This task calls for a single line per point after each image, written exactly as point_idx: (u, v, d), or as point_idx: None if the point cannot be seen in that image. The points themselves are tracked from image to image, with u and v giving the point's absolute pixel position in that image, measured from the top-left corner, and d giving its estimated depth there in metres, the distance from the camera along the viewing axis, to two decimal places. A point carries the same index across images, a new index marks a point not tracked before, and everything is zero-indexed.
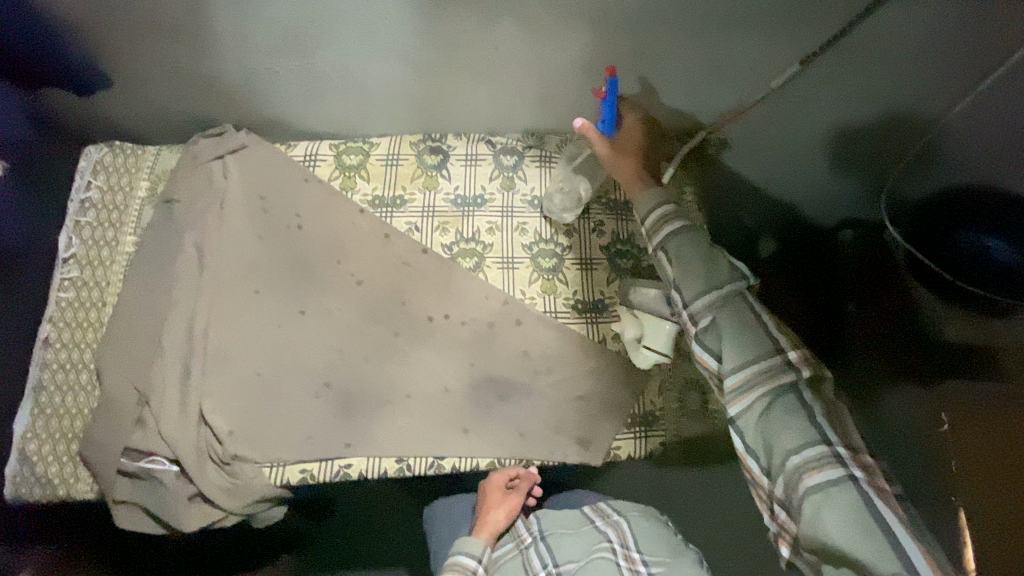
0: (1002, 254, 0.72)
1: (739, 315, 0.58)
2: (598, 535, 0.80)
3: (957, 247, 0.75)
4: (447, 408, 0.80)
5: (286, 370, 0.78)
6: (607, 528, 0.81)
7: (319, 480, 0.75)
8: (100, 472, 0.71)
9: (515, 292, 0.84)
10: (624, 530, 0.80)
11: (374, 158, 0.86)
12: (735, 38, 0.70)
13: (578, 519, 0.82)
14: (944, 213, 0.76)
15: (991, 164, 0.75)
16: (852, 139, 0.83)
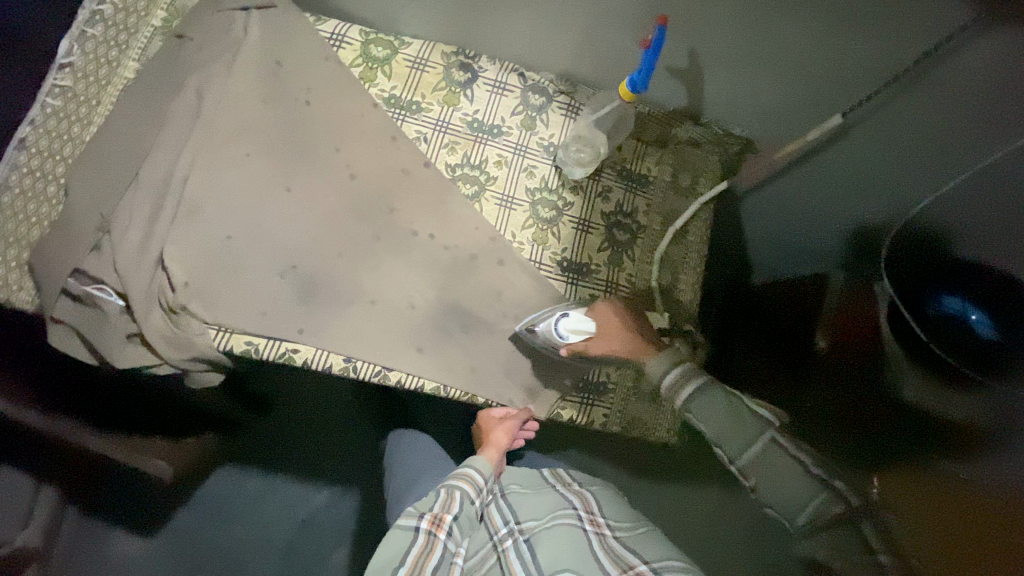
0: (985, 331, 0.54)
1: (734, 418, 0.70)
2: (559, 498, 0.74)
3: (937, 314, 0.58)
4: (407, 324, 0.79)
5: (258, 241, 0.76)
6: (569, 494, 0.76)
7: (264, 357, 0.74)
8: (45, 286, 0.70)
9: (506, 232, 0.83)
10: (588, 498, 0.75)
11: (401, 57, 0.83)
12: (787, 25, 0.68)
13: (539, 481, 0.79)
14: (924, 269, 0.59)
15: (993, 227, 0.55)
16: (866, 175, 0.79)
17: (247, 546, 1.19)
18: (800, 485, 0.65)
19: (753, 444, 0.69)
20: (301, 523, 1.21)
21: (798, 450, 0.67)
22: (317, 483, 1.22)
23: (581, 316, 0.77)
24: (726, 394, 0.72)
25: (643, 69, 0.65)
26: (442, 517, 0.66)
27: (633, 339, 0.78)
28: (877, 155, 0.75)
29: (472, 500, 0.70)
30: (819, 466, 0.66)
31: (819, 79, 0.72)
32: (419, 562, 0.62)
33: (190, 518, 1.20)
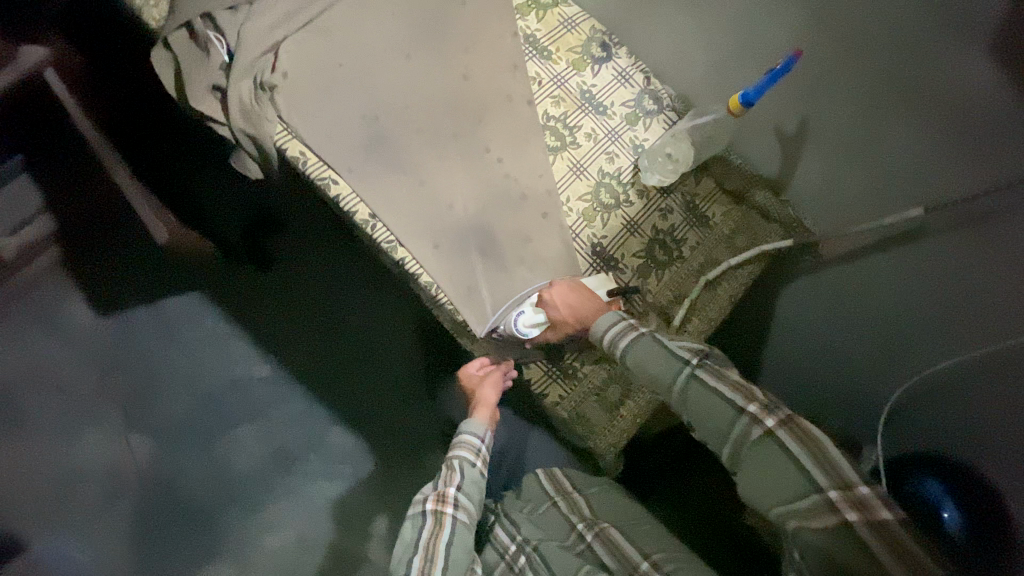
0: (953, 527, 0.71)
1: (651, 353, 0.69)
2: (558, 510, 0.78)
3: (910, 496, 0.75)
4: (436, 217, 0.81)
5: (358, 82, 0.82)
6: (567, 506, 0.78)
7: (307, 174, 0.79)
8: (179, 16, 0.79)
9: (563, 193, 0.86)
10: (584, 503, 0.78)
11: (557, 11, 0.90)
12: (896, 124, 0.68)
13: (534, 488, 0.82)
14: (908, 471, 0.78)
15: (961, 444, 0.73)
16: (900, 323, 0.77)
17: (176, 372, 1.29)
18: (723, 416, 0.62)
19: (717, 422, 0.63)
20: (231, 381, 1.29)
21: (718, 379, 0.64)
22: (265, 352, 1.30)
23: (535, 309, 0.80)
24: (664, 344, 0.69)
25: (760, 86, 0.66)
26: (446, 494, 0.71)
27: (557, 309, 0.79)
28: (913, 294, 0.74)
29: (474, 463, 0.76)
30: (772, 418, 0.60)
31: (903, 198, 0.71)
32: (433, 540, 0.67)
33: (145, 320, 1.30)
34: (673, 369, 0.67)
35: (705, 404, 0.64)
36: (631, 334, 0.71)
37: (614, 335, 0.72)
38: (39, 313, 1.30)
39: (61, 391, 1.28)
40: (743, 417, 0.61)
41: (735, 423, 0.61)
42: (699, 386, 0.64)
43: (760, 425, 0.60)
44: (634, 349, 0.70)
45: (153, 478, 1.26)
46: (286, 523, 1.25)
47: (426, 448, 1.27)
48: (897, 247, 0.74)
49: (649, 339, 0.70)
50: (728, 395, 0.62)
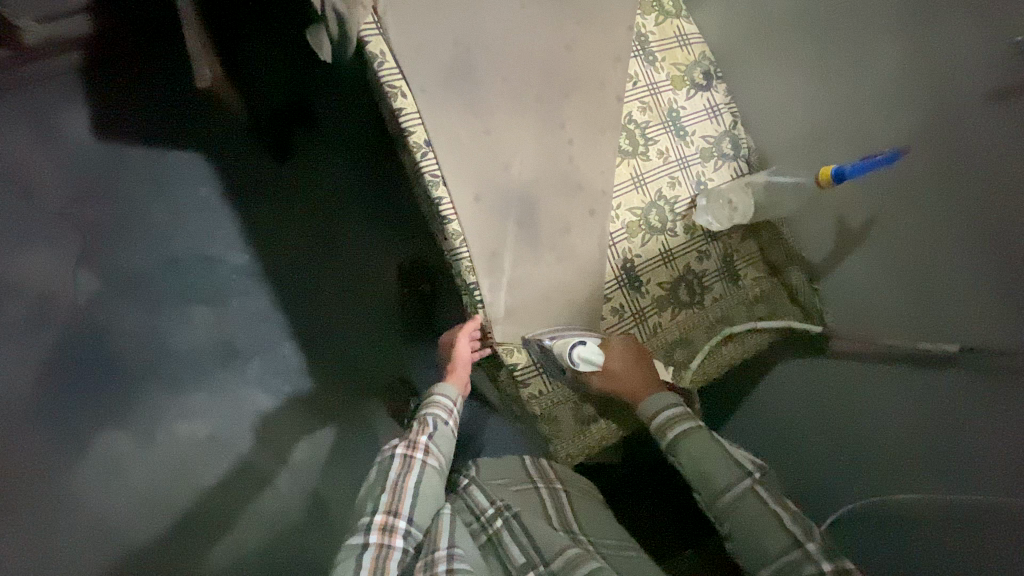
0: None
1: (709, 452, 0.73)
2: (539, 495, 0.77)
3: None
4: (488, 171, 0.78)
5: (464, 9, 0.78)
6: (549, 497, 0.77)
7: (378, 75, 0.75)
8: None
9: (616, 198, 0.83)
10: (565, 505, 0.76)
11: (677, 23, 0.88)
12: (948, 256, 0.66)
13: (516, 472, 0.81)
14: None
15: None
16: (874, 445, 0.76)
17: (150, 225, 1.21)
18: (777, 540, 0.65)
19: (767, 543, 0.65)
20: (203, 257, 1.22)
21: (777, 504, 0.68)
22: (248, 242, 1.23)
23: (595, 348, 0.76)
24: (724, 449, 0.73)
25: (863, 166, 0.65)
26: (417, 440, 0.72)
27: (615, 363, 0.77)
28: (898, 420, 0.73)
29: (446, 422, 0.77)
30: (828, 561, 0.62)
31: (933, 333, 0.69)
32: (399, 480, 0.68)
33: (139, 162, 1.22)
34: (735, 478, 0.71)
35: (760, 522, 0.67)
36: (687, 421, 0.75)
37: (672, 417, 0.76)
38: (34, 111, 1.21)
39: (26, 199, 1.20)
40: (798, 549, 0.63)
41: (787, 551, 0.64)
42: (757, 503, 0.68)
43: (814, 562, 0.62)
44: (689, 439, 0.74)
45: (86, 322, 1.18)
46: (204, 417, 1.18)
47: (371, 397, 1.21)
48: (905, 369, 0.72)
49: (707, 436, 0.75)
50: (787, 523, 0.66)
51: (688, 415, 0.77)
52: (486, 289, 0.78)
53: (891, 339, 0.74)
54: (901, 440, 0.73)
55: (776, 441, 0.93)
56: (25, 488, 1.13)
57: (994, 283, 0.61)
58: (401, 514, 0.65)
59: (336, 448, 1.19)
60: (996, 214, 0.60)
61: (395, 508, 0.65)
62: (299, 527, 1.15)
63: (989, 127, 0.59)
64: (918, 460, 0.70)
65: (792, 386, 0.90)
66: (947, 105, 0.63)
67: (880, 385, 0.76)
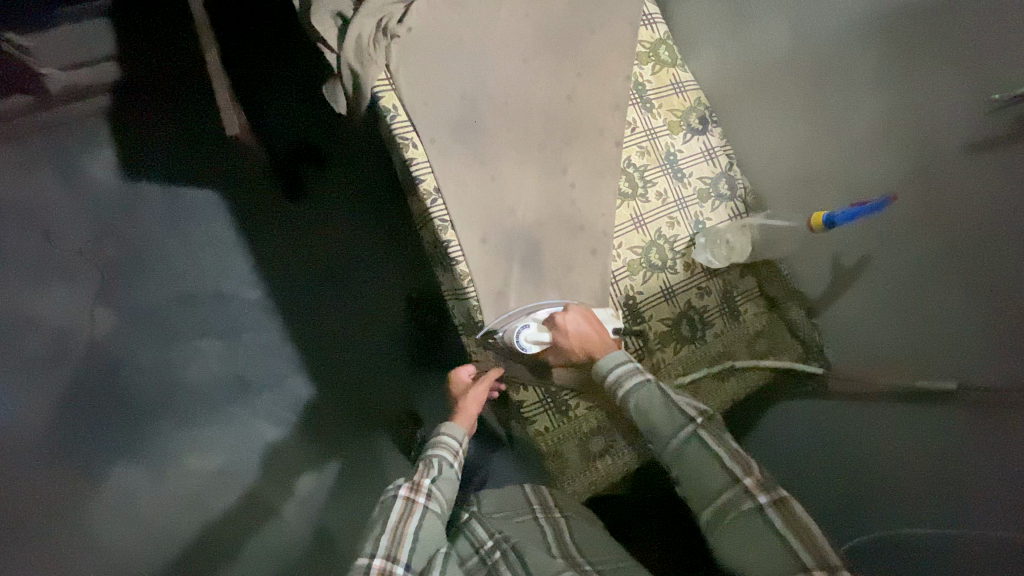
0: None
1: (652, 401, 0.73)
2: (538, 525, 0.78)
3: None
4: (494, 215, 0.82)
5: (471, 64, 0.83)
6: (549, 525, 0.78)
7: (390, 127, 0.80)
8: None
9: (617, 237, 0.86)
10: (566, 533, 0.77)
11: (673, 72, 0.93)
12: (937, 298, 0.68)
13: (517, 501, 0.83)
14: None
15: None
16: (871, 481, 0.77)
17: (164, 261, 1.25)
18: (718, 481, 0.66)
19: (710, 484, 0.67)
20: (216, 292, 1.25)
21: (717, 443, 0.68)
22: (260, 277, 1.27)
23: (540, 326, 0.80)
24: (666, 396, 0.73)
25: (851, 214, 0.69)
26: (420, 484, 0.72)
27: (565, 338, 0.79)
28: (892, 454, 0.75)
29: (451, 463, 0.78)
30: (765, 494, 0.63)
31: (928, 372, 0.71)
32: (399, 524, 0.68)
33: (156, 201, 1.27)
34: (678, 421, 0.71)
35: (701, 461, 0.68)
36: (628, 377, 0.75)
37: (619, 374, 0.76)
38: (58, 154, 1.27)
39: (47, 238, 1.25)
40: (738, 486, 0.65)
41: (727, 490, 0.65)
42: (697, 446, 0.69)
43: (751, 499, 0.64)
44: (634, 393, 0.74)
45: (101, 357, 1.21)
46: (213, 450, 1.19)
47: (378, 429, 1.23)
48: (904, 406, 0.74)
49: (650, 387, 0.74)
50: (727, 462, 0.67)
51: (633, 369, 0.76)
52: (493, 328, 0.81)
53: (888, 376, 0.76)
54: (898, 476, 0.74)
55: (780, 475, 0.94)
56: (35, 521, 1.14)
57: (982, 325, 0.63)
58: (400, 560, 0.65)
59: (342, 480, 1.20)
60: (979, 259, 0.62)
61: (394, 552, 0.66)
62: (304, 559, 1.16)
63: (970, 177, 0.62)
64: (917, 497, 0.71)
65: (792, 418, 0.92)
66: (930, 156, 0.66)
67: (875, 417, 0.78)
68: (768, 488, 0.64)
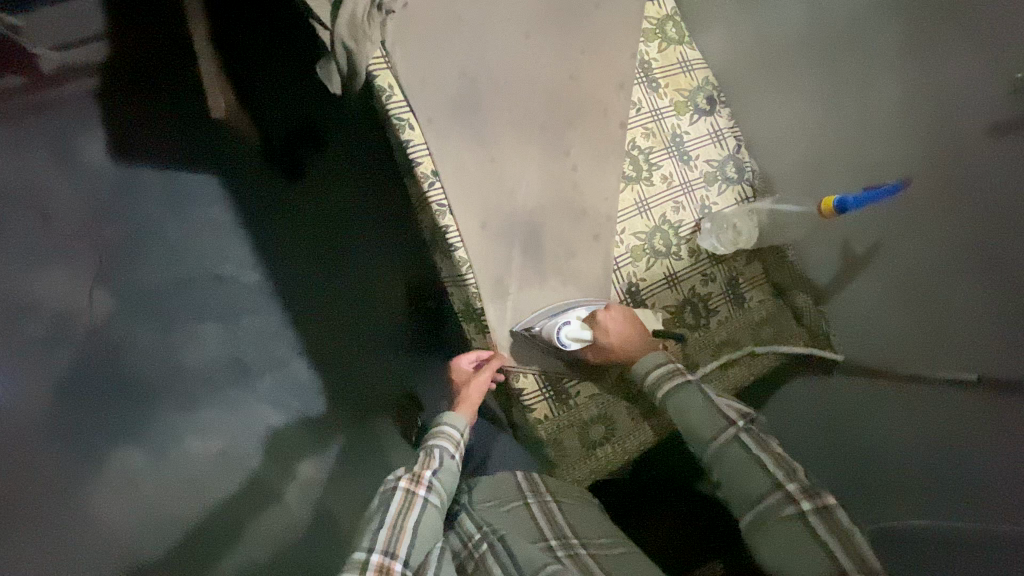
0: None
1: (694, 403, 0.72)
2: (528, 512, 0.76)
3: None
4: (494, 198, 0.80)
5: (470, 40, 0.80)
6: (540, 512, 0.77)
7: (386, 107, 0.77)
8: None
9: (620, 222, 0.84)
10: (560, 519, 0.76)
11: (680, 50, 0.89)
12: (950, 287, 0.67)
13: (507, 488, 0.81)
14: None
15: None
16: (878, 469, 0.76)
17: (163, 245, 1.24)
18: (759, 484, 0.64)
19: (750, 488, 0.65)
20: (215, 276, 1.24)
21: (760, 447, 0.67)
22: (260, 260, 1.25)
23: (582, 325, 0.78)
24: (709, 398, 0.72)
25: (868, 194, 0.66)
26: (421, 476, 0.72)
27: (607, 336, 0.77)
28: (899, 442, 0.74)
29: (453, 455, 0.77)
30: (808, 501, 0.61)
31: (939, 361, 0.69)
32: (399, 518, 0.68)
33: (152, 183, 1.25)
34: (721, 424, 0.70)
35: (743, 465, 0.66)
36: (671, 378, 0.75)
37: (662, 375, 0.75)
38: (52, 134, 1.24)
39: (43, 221, 1.23)
40: (780, 491, 0.63)
41: (769, 495, 0.63)
42: (740, 450, 0.67)
43: (793, 504, 0.62)
44: (675, 393, 0.73)
45: (100, 341, 1.21)
46: (214, 433, 1.19)
47: (379, 413, 1.22)
48: (914, 395, 0.72)
49: (692, 388, 0.73)
50: (771, 467, 0.65)
51: (674, 369, 0.76)
52: (492, 314, 0.80)
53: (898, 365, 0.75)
54: (906, 466, 0.72)
55: None
56: (41, 504, 1.15)
57: (996, 314, 0.61)
58: (398, 556, 0.65)
59: (344, 464, 1.20)
60: (996, 245, 0.60)
61: (392, 548, 0.65)
62: (307, 541, 1.17)
63: (991, 161, 0.59)
64: (924, 488, 0.70)
65: (796, 405, 0.91)
66: (948, 138, 0.63)
67: (882, 407, 0.77)
68: (811, 493, 0.62)
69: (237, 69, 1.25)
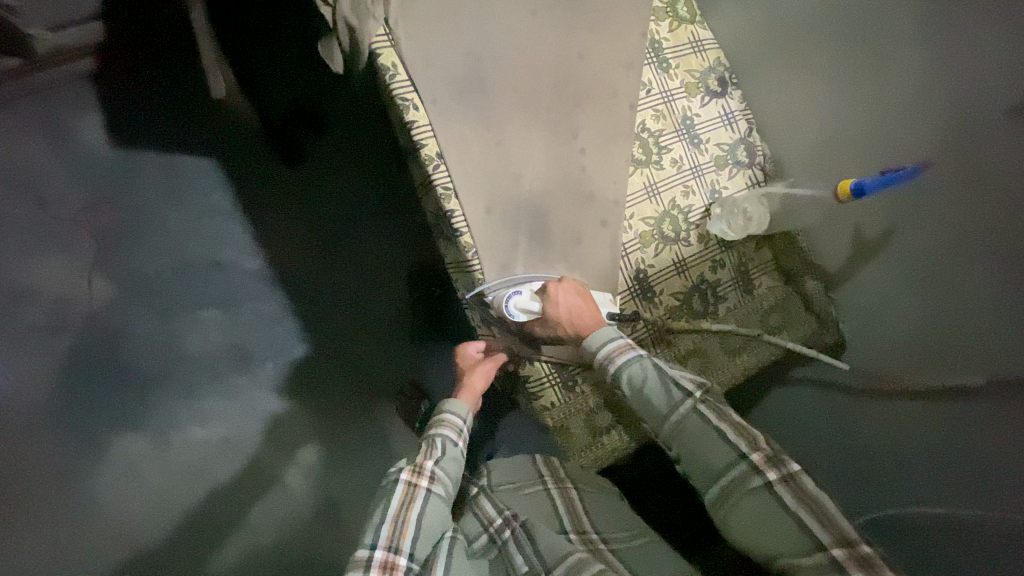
0: None
1: (650, 379, 0.71)
2: (547, 498, 0.77)
3: None
4: (500, 182, 0.78)
5: (475, 17, 0.78)
6: (560, 498, 0.77)
7: (389, 87, 0.75)
8: None
9: (628, 207, 0.82)
10: (578, 507, 0.76)
11: (691, 29, 0.87)
12: (966, 275, 0.65)
13: (526, 471, 0.81)
14: None
15: None
16: (889, 459, 0.75)
17: (161, 229, 1.22)
18: (721, 455, 0.66)
19: (714, 460, 0.66)
20: (215, 262, 1.23)
21: (718, 416, 0.68)
22: (260, 246, 1.24)
23: (532, 297, 0.77)
24: (664, 373, 0.72)
25: (886, 180, 0.65)
26: (422, 467, 0.71)
27: (557, 308, 0.76)
28: (910, 432, 0.73)
29: (455, 442, 0.76)
30: (771, 469, 0.63)
31: (955, 350, 0.67)
32: (403, 510, 0.67)
33: (150, 168, 1.23)
34: (679, 398, 0.70)
35: (703, 436, 0.67)
36: (623, 354, 0.73)
37: (610, 351, 0.74)
38: (47, 117, 1.22)
39: (40, 206, 1.21)
40: (742, 461, 0.65)
41: (732, 466, 0.65)
42: (700, 423, 0.68)
43: (758, 474, 0.63)
44: (631, 372, 0.72)
45: (101, 328, 1.19)
46: (217, 421, 1.19)
47: (383, 401, 1.22)
48: (927, 385, 0.70)
49: (645, 363, 0.73)
50: (732, 437, 0.66)
51: (626, 346, 0.74)
52: (497, 299, 0.78)
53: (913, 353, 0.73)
54: (917, 456, 0.71)
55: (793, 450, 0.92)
56: (45, 487, 1.15)
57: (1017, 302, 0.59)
58: (403, 550, 0.65)
59: (347, 451, 1.20)
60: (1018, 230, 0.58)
61: (396, 542, 0.65)
62: (311, 528, 1.17)
63: (1017, 143, 0.57)
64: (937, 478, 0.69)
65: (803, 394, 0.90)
66: (972, 119, 0.61)
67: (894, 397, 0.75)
68: (771, 460, 0.64)
69: (234, 49, 1.22)
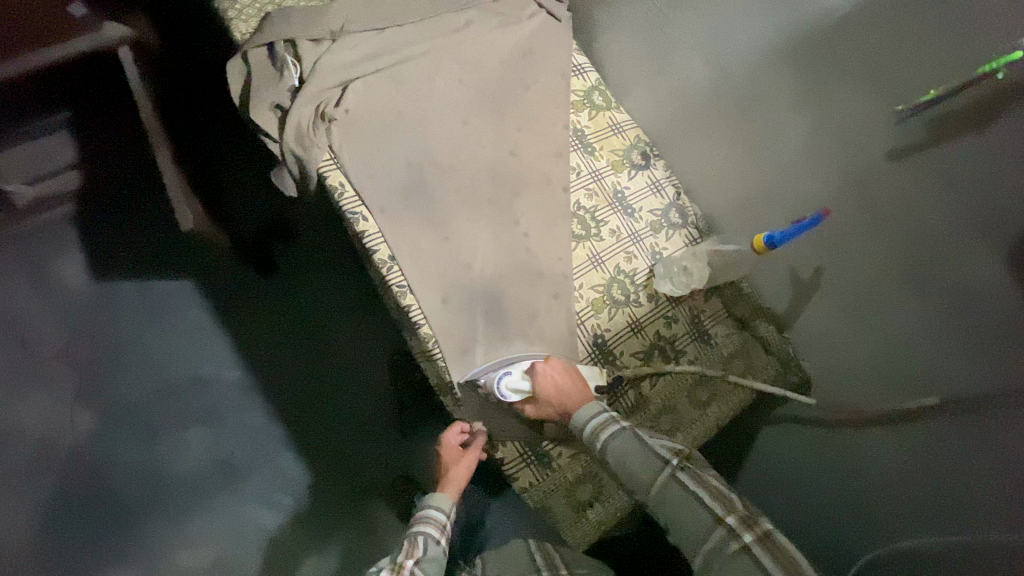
0: None
1: (630, 447, 0.71)
2: None
3: None
4: (452, 273, 0.83)
5: (413, 132, 0.87)
6: None
7: (340, 204, 0.83)
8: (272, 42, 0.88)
9: (576, 279, 0.87)
10: None
11: (609, 115, 0.97)
12: (892, 303, 0.69)
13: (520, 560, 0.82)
14: None
15: None
16: (876, 488, 0.76)
17: (143, 354, 1.25)
18: (702, 523, 0.66)
19: (694, 528, 0.66)
20: (197, 379, 1.25)
21: (697, 483, 0.68)
22: (241, 358, 1.26)
23: (522, 375, 0.80)
24: (643, 441, 0.72)
25: (790, 231, 0.71)
26: (402, 564, 0.71)
27: (545, 384, 0.78)
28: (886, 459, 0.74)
29: (438, 540, 0.76)
30: (749, 532, 0.64)
31: (902, 374, 0.70)
32: None
33: (129, 297, 1.28)
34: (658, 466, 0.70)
35: (683, 503, 0.67)
36: (607, 425, 0.74)
37: (598, 424, 0.74)
38: (32, 262, 1.28)
39: (23, 348, 1.24)
40: (722, 526, 0.65)
41: (713, 532, 0.65)
42: (681, 490, 0.68)
43: (736, 538, 0.63)
44: (613, 437, 0.73)
45: (83, 462, 1.19)
46: (206, 544, 1.16)
47: (376, 499, 1.20)
48: (886, 410, 0.73)
49: (625, 431, 0.73)
50: (710, 504, 0.66)
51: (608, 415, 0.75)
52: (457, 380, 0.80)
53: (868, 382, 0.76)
54: (899, 483, 0.72)
55: (789, 492, 0.92)
56: None
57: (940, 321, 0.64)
58: None
59: (344, 557, 1.16)
60: (925, 257, 0.64)
61: None
62: None
63: (899, 184, 0.64)
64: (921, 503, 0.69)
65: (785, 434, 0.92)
66: (857, 166, 0.69)
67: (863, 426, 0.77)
68: (748, 522, 0.64)
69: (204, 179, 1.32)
